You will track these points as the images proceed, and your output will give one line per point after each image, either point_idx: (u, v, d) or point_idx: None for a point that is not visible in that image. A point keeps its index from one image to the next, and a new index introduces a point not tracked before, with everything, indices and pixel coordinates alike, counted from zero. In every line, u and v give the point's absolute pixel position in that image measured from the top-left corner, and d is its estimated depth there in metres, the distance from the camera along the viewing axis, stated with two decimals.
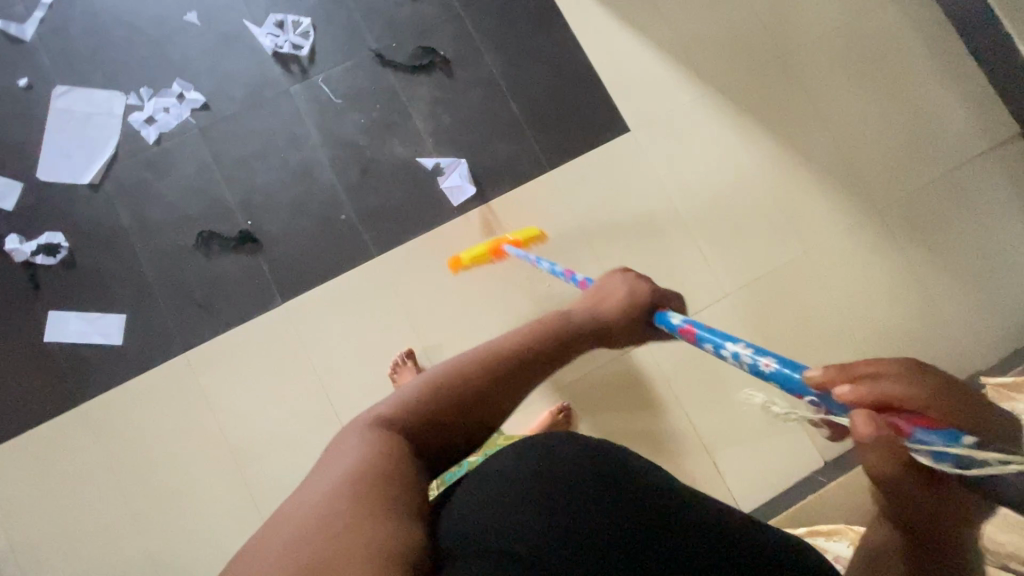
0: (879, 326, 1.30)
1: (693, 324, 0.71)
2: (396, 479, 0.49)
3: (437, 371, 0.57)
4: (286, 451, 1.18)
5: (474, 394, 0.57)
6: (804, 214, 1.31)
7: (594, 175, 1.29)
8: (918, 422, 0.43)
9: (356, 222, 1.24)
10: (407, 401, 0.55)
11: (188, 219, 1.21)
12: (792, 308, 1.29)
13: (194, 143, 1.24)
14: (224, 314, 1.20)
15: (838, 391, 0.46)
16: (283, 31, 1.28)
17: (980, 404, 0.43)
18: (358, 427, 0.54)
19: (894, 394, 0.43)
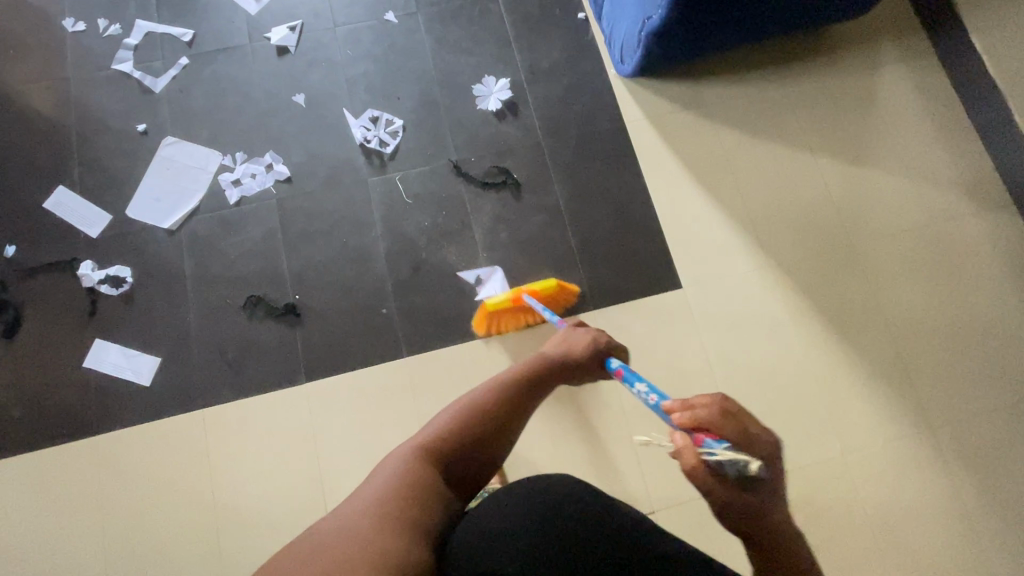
0: (914, 558, 1.18)
1: (625, 367, 0.88)
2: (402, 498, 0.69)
3: (448, 412, 0.81)
4: (266, 531, 1.16)
5: (486, 423, 0.80)
6: (849, 412, 1.24)
7: (635, 322, 1.28)
8: (708, 434, 0.68)
9: (394, 317, 1.27)
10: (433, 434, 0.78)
11: (243, 280, 1.27)
12: (820, 513, 1.19)
13: (269, 211, 1.32)
14: (250, 378, 1.23)
15: (678, 418, 0.70)
16: (374, 126, 1.38)
17: (751, 432, 0.67)
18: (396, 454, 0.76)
19: (701, 416, 0.69)
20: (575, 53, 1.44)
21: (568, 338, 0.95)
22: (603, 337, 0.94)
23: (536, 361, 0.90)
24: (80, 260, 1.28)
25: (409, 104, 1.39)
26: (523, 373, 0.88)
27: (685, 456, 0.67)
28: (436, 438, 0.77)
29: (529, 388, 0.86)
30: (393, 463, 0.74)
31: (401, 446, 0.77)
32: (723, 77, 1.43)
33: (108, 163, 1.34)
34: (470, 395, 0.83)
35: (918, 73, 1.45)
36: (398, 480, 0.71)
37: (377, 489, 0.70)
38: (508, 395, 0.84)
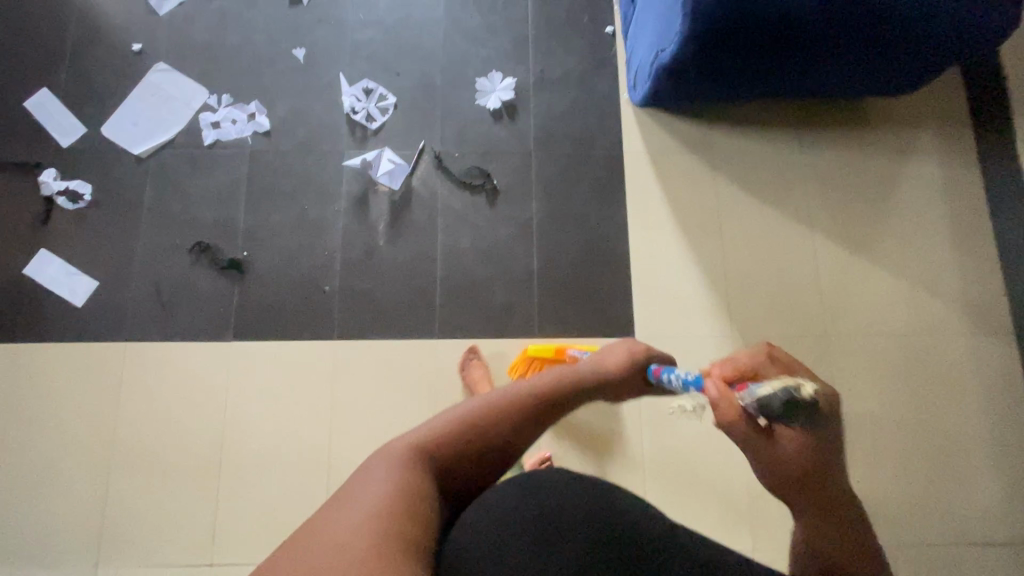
0: None
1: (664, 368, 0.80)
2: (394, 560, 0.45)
3: (459, 413, 0.58)
4: (156, 478, 1.14)
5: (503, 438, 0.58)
6: (779, 512, 1.15)
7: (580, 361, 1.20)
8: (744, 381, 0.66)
9: (335, 299, 1.23)
10: (438, 445, 0.56)
11: (197, 225, 1.25)
12: None
13: (239, 161, 1.28)
14: (178, 323, 1.21)
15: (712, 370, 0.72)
16: (366, 98, 1.32)
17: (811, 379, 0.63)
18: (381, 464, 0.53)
19: (732, 370, 0.70)
20: (591, 68, 1.36)
21: (624, 361, 0.77)
22: (641, 346, 0.80)
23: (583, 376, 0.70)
24: (45, 167, 1.27)
25: (406, 84, 1.33)
26: (550, 382, 0.64)
27: (722, 402, 0.62)
28: (444, 441, 0.56)
29: (567, 401, 0.65)
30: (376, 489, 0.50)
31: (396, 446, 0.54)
32: (741, 128, 1.34)
33: (96, 75, 1.32)
34: (486, 398, 0.60)
35: (952, 171, 1.33)
36: (393, 497, 0.50)
37: (363, 513, 0.48)
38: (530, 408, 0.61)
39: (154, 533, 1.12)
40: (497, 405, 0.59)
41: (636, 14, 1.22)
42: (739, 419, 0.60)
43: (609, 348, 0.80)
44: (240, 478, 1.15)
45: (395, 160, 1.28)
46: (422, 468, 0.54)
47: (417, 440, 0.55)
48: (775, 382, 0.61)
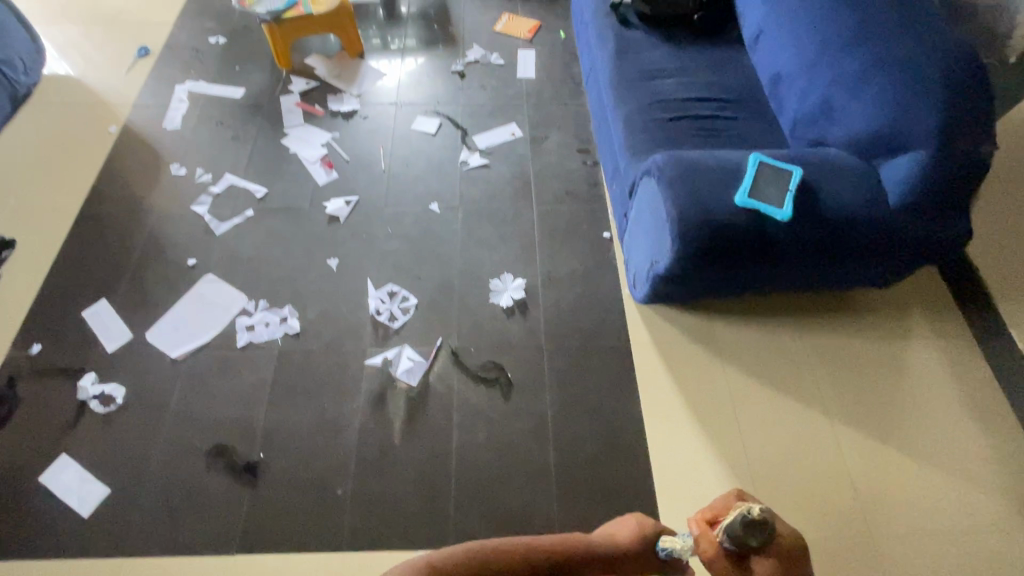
0: None
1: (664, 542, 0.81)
2: None
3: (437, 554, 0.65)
4: None
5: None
6: None
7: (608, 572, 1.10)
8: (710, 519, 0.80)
9: (347, 502, 1.19)
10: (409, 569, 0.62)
11: (218, 426, 1.28)
12: None
13: (268, 361, 1.36)
14: (182, 534, 1.15)
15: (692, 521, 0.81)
16: (390, 300, 1.45)
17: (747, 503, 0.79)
18: None
19: (714, 510, 0.82)
20: (593, 267, 1.51)
21: (633, 535, 0.78)
22: (649, 522, 0.81)
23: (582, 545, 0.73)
24: (87, 371, 1.35)
25: (427, 286, 1.47)
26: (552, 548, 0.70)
27: (701, 540, 0.78)
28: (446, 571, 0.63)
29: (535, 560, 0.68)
30: None
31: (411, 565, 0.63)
32: (739, 317, 1.42)
33: (151, 286, 1.48)
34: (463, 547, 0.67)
35: (953, 354, 1.37)
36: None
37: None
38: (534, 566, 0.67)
39: None
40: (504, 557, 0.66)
41: (631, 227, 1.39)
42: (716, 554, 0.75)
43: (628, 520, 0.81)
44: None
45: (415, 356, 1.37)
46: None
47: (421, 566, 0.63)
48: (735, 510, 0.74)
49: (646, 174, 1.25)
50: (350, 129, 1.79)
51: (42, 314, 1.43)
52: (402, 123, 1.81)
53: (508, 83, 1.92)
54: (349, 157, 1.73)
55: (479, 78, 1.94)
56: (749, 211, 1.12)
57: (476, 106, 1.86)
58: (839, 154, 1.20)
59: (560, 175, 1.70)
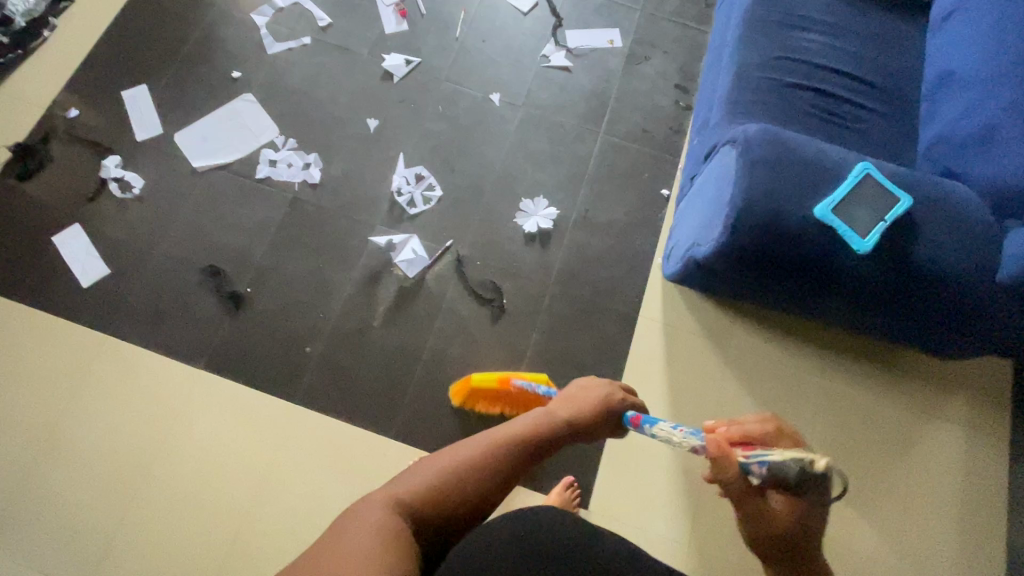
0: None
1: (640, 416, 0.82)
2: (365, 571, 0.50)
3: (447, 463, 0.63)
4: (73, 479, 1.12)
5: (486, 477, 0.64)
6: None
7: (570, 476, 1.17)
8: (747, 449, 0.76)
9: (311, 363, 1.22)
10: (421, 483, 0.61)
11: (218, 248, 1.29)
12: None
13: (280, 202, 1.34)
14: (160, 333, 1.22)
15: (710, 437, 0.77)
16: (415, 184, 1.37)
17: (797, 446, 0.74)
18: (375, 509, 0.57)
19: (746, 432, 0.79)
20: (633, 223, 1.37)
21: (582, 402, 0.77)
22: (616, 392, 0.81)
23: (549, 415, 0.73)
24: (113, 153, 1.36)
25: (457, 182, 1.38)
26: (527, 430, 0.70)
27: (724, 460, 0.74)
28: (429, 488, 0.61)
29: (543, 441, 0.70)
30: (367, 518, 0.56)
31: (384, 490, 0.60)
32: (764, 331, 1.29)
33: (192, 86, 1.43)
34: (478, 445, 0.66)
35: (974, 452, 1.23)
36: (377, 537, 0.54)
37: (367, 543, 0.53)
38: (519, 451, 0.67)
39: (44, 538, 1.09)
40: (490, 457, 0.65)
41: (691, 196, 1.22)
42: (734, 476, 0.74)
43: (572, 390, 0.81)
44: (148, 512, 1.11)
45: (420, 250, 1.31)
46: (410, 518, 0.59)
47: (403, 494, 0.60)
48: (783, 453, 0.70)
49: (729, 142, 1.06)
50: None
51: (86, 79, 1.42)
52: None
53: None
54: (426, 11, 1.54)
55: None
56: (823, 228, 0.94)
57: None
58: (967, 195, 0.98)
59: (643, 107, 1.48)
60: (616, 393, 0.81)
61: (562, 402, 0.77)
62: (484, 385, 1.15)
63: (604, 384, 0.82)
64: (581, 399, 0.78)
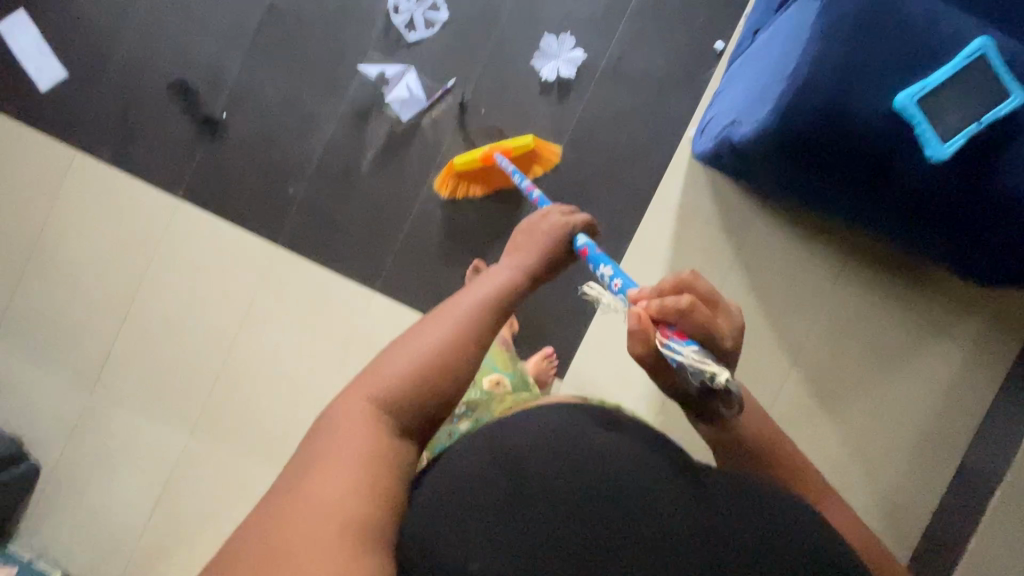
0: None
1: (588, 247, 0.77)
2: (372, 482, 0.45)
3: (424, 347, 0.54)
4: (66, 293, 1.15)
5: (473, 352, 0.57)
6: None
7: (551, 347, 1.18)
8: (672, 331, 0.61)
9: (293, 207, 1.14)
10: (401, 372, 0.52)
11: (186, 59, 1.12)
12: None
13: (254, 8, 1.12)
14: (133, 154, 1.13)
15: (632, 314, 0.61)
16: (416, 0, 1.12)
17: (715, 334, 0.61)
18: (357, 409, 0.50)
19: (667, 308, 0.60)
20: (671, 83, 1.15)
21: (532, 252, 0.73)
22: (555, 223, 0.76)
23: (508, 272, 0.67)
24: None
25: (467, 4, 1.13)
26: (498, 289, 0.63)
27: (634, 340, 0.61)
28: (414, 375, 0.53)
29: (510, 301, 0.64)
30: (350, 422, 0.49)
31: (362, 385, 0.52)
32: (788, 229, 1.17)
33: None
34: (455, 323, 0.57)
35: (966, 379, 1.20)
36: (373, 444, 0.48)
37: (354, 449, 0.47)
38: (498, 312, 0.61)
39: (47, 343, 1.15)
40: (470, 330, 0.57)
41: (747, 55, 0.99)
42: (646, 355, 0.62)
43: (513, 241, 0.76)
44: (143, 332, 1.15)
45: (416, 88, 1.13)
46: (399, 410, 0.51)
47: (382, 387, 0.51)
48: (694, 354, 0.59)
49: None
50: None
51: None
52: None
53: None
54: None
55: None
56: (896, 121, 0.76)
57: None
58: None
59: None
60: (560, 231, 0.76)
61: (514, 254, 0.72)
62: (468, 165, 1.10)
63: (544, 225, 0.77)
64: (530, 249, 0.73)
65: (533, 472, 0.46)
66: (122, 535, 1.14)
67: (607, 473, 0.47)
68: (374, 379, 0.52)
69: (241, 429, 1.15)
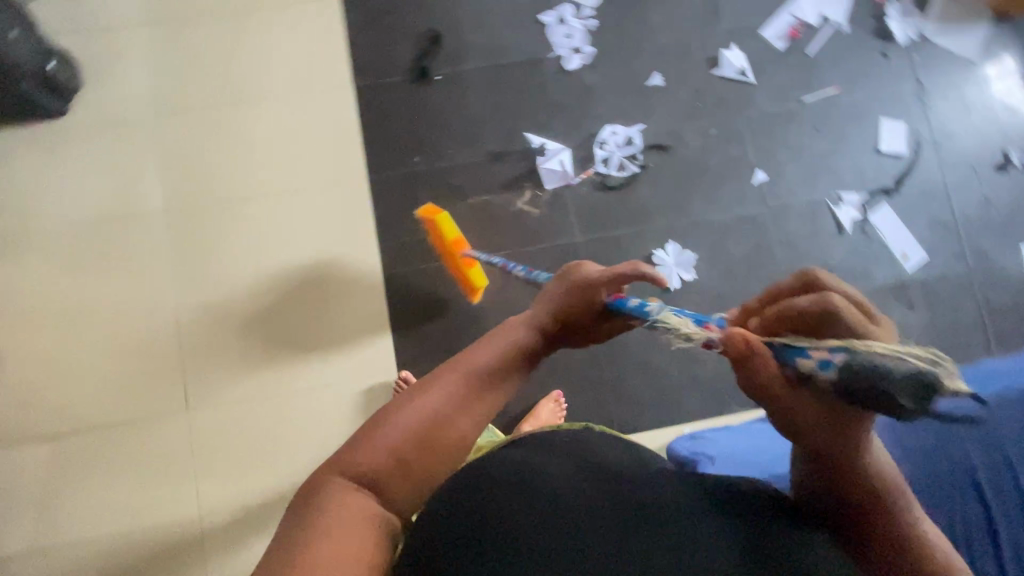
0: None
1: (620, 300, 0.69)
2: (355, 549, 0.51)
3: (399, 420, 0.57)
4: (225, 53, 1.29)
5: (444, 428, 0.58)
6: None
7: None
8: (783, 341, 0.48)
9: (405, 168, 1.26)
10: (376, 445, 0.56)
11: (458, 27, 1.30)
12: None
13: (529, 51, 1.30)
14: (362, 34, 1.30)
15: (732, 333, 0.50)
16: (622, 151, 1.27)
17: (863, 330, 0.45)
18: (341, 482, 0.55)
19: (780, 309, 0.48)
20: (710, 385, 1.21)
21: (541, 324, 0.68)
22: (578, 280, 0.69)
23: (506, 350, 0.64)
24: None
25: (643, 192, 1.27)
26: (490, 364, 0.62)
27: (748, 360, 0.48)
28: (389, 447, 0.56)
29: (504, 377, 0.63)
30: (336, 496, 0.54)
31: (341, 466, 0.56)
32: None
33: None
34: (429, 401, 0.59)
35: None
36: (356, 517, 0.53)
37: (335, 522, 0.52)
38: (476, 389, 0.61)
39: (176, 62, 1.28)
40: (444, 410, 0.59)
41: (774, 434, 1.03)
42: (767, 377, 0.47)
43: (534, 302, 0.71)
44: (232, 125, 1.27)
45: (559, 194, 1.25)
46: (376, 477, 0.55)
47: (360, 460, 0.56)
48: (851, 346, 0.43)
49: None
50: (856, 43, 1.34)
51: None
52: (881, 107, 1.33)
53: (996, 236, 1.29)
54: (810, 55, 1.33)
55: (994, 191, 1.31)
56: None
57: (938, 197, 1.30)
58: None
59: None
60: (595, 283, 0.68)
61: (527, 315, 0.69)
62: (441, 231, 1.15)
63: (567, 281, 0.70)
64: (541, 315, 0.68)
65: (498, 515, 0.50)
66: (63, 220, 1.23)
67: (572, 518, 0.49)
68: (356, 452, 0.56)
69: (204, 248, 1.22)
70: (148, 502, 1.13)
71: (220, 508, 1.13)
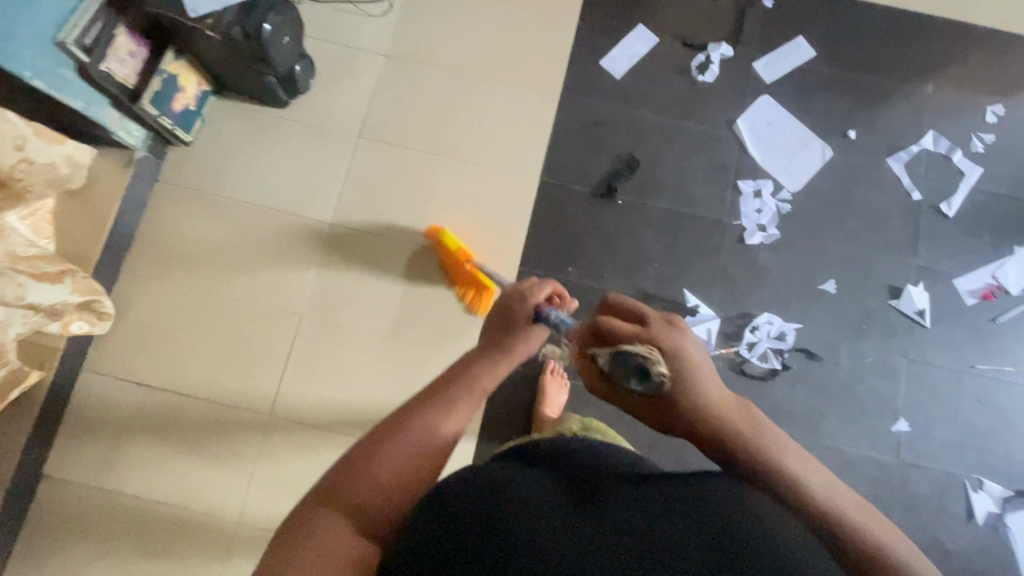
0: None
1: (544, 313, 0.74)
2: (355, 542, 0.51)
3: (394, 417, 0.59)
4: (438, 104, 1.35)
5: (437, 412, 0.60)
6: None
7: None
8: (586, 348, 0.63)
9: (557, 274, 1.27)
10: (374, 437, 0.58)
11: (656, 164, 1.32)
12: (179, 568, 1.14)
13: (714, 212, 1.30)
14: (566, 135, 1.34)
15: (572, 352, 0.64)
16: (772, 342, 1.24)
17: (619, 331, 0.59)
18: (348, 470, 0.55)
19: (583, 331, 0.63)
20: None
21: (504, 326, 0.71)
22: (519, 294, 0.75)
23: (476, 355, 0.68)
24: (733, 47, 1.38)
25: (775, 390, 1.22)
26: (468, 365, 0.66)
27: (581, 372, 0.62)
28: (385, 437, 0.57)
29: (483, 369, 0.66)
30: (340, 486, 0.54)
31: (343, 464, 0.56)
32: None
33: (827, 95, 1.37)
34: (418, 399, 0.61)
35: None
36: (363, 506, 0.53)
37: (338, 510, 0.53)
38: (456, 380, 0.64)
39: (394, 95, 1.36)
40: (432, 401, 0.61)
41: None
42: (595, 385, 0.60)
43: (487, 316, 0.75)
44: (418, 169, 1.32)
45: None
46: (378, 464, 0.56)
47: (364, 446, 0.57)
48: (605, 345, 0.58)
49: None
50: None
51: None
52: None
53: None
54: (997, 323, 1.26)
55: None
56: None
57: None
58: None
59: None
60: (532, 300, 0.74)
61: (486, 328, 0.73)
62: (447, 245, 1.23)
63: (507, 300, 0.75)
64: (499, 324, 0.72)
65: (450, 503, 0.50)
66: (240, 195, 1.31)
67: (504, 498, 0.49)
68: (364, 458, 0.56)
69: (349, 271, 1.27)
70: (203, 482, 1.17)
71: (264, 518, 1.16)
